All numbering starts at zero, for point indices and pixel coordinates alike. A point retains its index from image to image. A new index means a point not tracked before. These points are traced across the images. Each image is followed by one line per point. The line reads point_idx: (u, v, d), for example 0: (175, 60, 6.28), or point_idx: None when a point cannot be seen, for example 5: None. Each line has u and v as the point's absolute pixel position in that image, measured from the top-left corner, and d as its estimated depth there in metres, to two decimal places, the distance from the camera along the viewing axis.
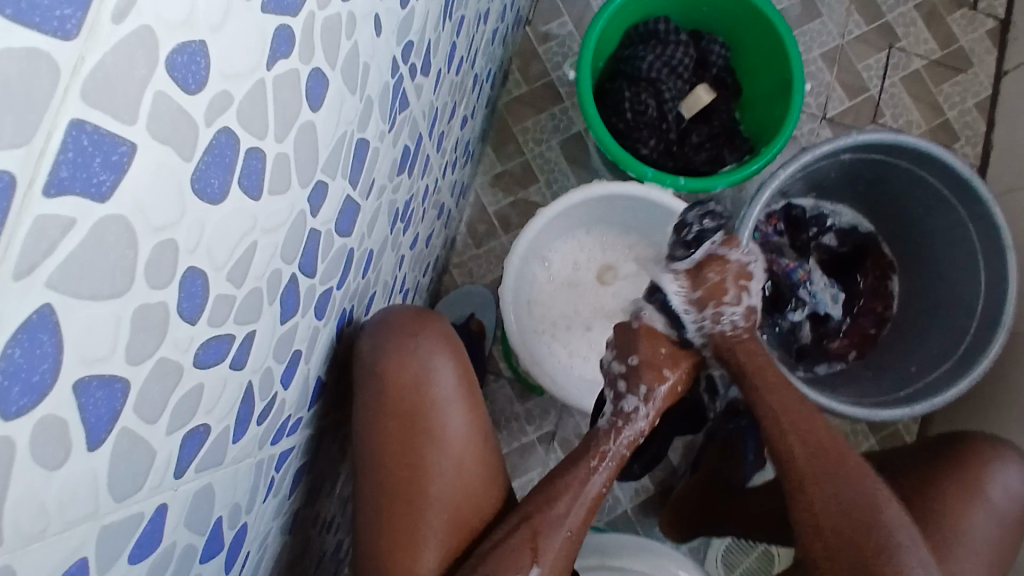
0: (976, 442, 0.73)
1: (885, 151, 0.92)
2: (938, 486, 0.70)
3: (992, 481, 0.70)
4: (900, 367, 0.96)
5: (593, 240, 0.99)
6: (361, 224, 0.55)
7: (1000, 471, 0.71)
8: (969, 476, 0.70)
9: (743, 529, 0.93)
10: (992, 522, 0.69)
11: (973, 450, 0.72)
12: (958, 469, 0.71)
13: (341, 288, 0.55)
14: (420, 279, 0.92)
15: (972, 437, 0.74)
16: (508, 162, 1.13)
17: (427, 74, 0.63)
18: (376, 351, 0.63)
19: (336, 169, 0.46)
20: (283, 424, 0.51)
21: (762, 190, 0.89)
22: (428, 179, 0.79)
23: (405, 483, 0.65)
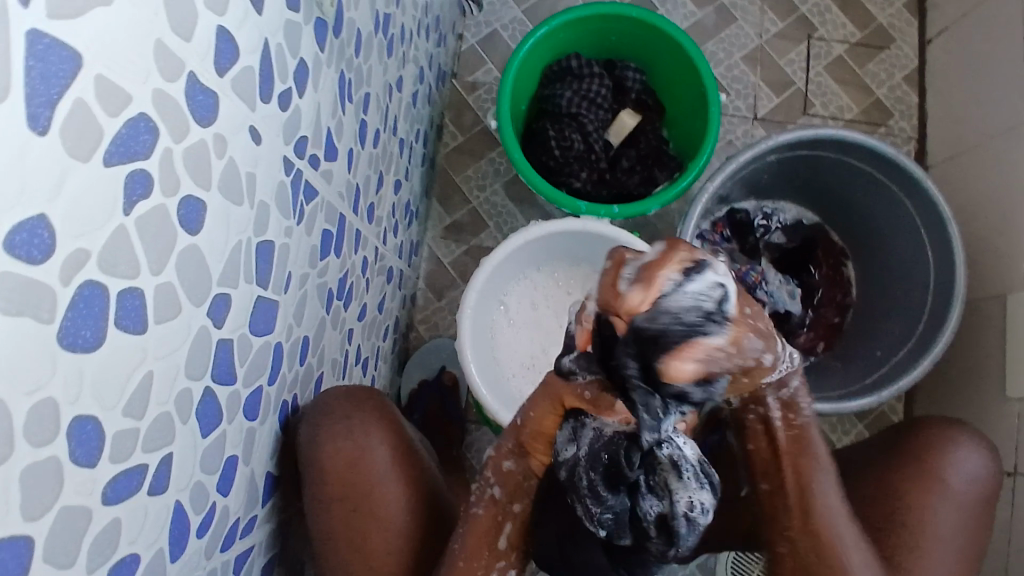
0: (931, 427, 0.75)
1: (810, 146, 0.93)
2: (903, 485, 0.72)
3: (951, 464, 0.72)
4: (867, 352, 0.97)
5: (546, 276, 0.99)
6: (284, 316, 0.57)
7: (956, 455, 0.73)
8: (927, 464, 0.73)
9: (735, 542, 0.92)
10: (957, 509, 0.71)
11: (928, 435, 0.74)
12: (916, 461, 0.73)
13: (274, 383, 0.57)
14: (379, 344, 0.94)
15: (926, 422, 0.76)
16: (455, 213, 1.15)
17: (334, 159, 0.65)
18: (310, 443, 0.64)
19: (237, 276, 0.47)
20: (231, 528, 0.52)
21: (695, 205, 0.90)
22: (365, 250, 0.81)
23: (356, 563, 0.67)
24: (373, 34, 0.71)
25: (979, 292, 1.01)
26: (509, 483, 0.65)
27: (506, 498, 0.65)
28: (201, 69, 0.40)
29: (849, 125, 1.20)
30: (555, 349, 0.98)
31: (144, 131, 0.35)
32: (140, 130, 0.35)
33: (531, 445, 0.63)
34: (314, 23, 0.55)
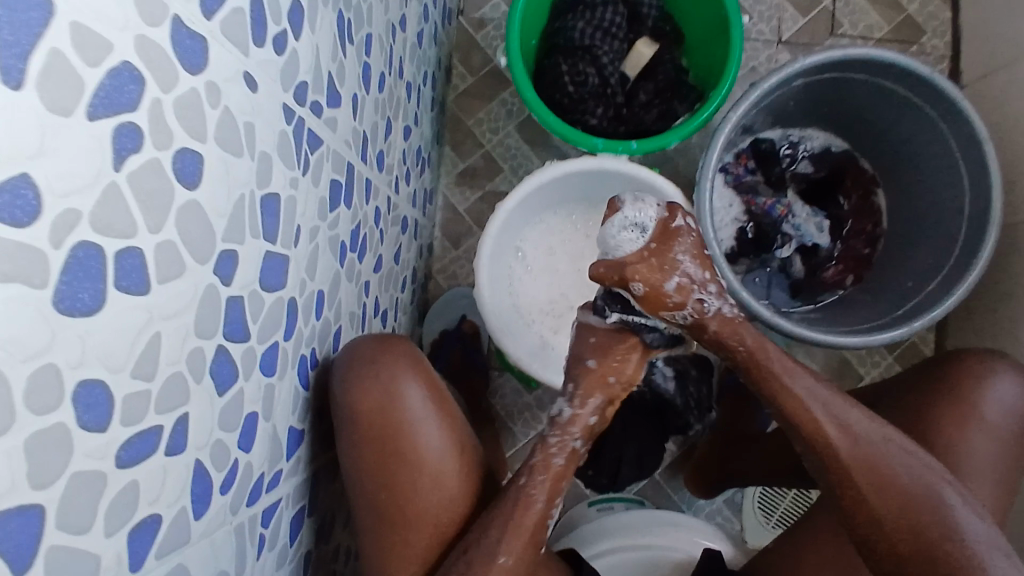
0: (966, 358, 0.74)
1: (839, 68, 0.88)
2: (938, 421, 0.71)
3: (984, 398, 0.71)
4: (897, 283, 0.93)
5: (564, 220, 0.97)
6: (296, 271, 0.55)
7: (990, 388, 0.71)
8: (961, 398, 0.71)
9: (764, 476, 0.91)
10: (1000, 441, 0.70)
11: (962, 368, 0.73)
12: (951, 395, 0.72)
13: (291, 338, 0.56)
14: (398, 296, 0.93)
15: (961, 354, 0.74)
16: (469, 158, 1.12)
17: (337, 105, 0.62)
18: (347, 389, 0.64)
19: (243, 231, 0.46)
20: (256, 484, 0.52)
21: (717, 135, 0.86)
22: (377, 201, 0.79)
23: (390, 504, 0.67)
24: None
25: (1016, 216, 0.96)
26: (587, 432, 0.73)
27: (584, 444, 0.72)
28: (186, 12, 0.37)
29: (878, 45, 1.13)
30: (576, 293, 0.97)
31: (130, 80, 0.34)
32: (126, 79, 0.33)
33: (617, 395, 0.73)
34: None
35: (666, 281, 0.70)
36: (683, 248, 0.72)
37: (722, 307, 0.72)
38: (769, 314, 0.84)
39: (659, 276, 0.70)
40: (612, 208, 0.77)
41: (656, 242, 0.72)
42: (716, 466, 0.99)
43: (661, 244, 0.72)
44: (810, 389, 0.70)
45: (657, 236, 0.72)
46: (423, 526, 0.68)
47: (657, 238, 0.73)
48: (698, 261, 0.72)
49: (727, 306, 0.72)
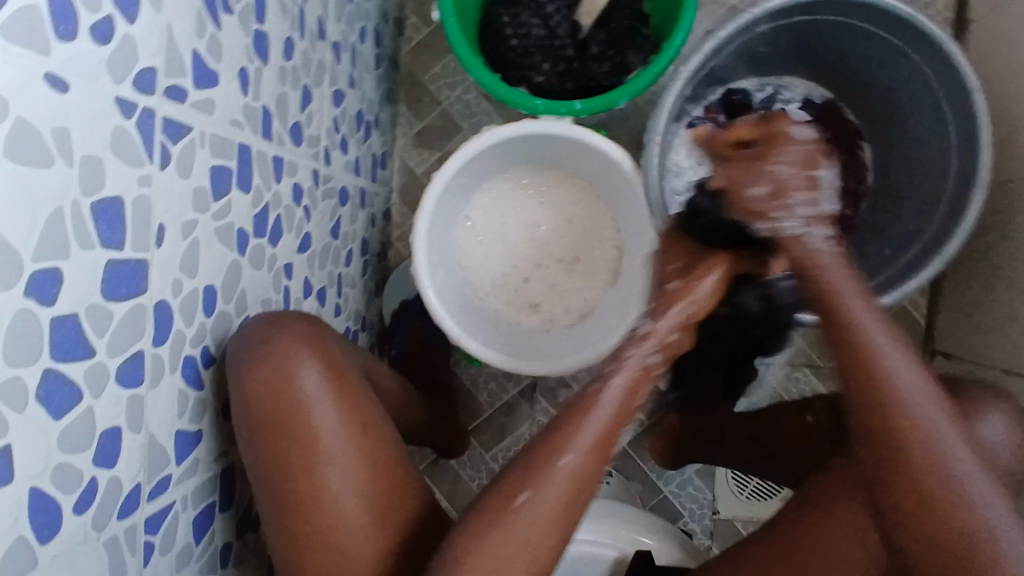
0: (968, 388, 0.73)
1: (810, 11, 0.79)
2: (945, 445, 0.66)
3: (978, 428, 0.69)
4: (875, 250, 0.85)
5: (513, 184, 0.91)
6: (160, 272, 0.52)
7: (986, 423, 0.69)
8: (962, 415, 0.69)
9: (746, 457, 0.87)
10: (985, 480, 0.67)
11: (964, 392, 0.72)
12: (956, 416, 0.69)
13: (163, 343, 0.53)
14: (341, 270, 0.90)
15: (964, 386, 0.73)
16: (426, 116, 1.06)
17: (212, 84, 0.57)
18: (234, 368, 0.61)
19: (67, 243, 0.42)
20: (129, 497, 0.50)
21: (667, 92, 0.78)
22: (297, 177, 0.75)
23: (291, 491, 0.64)
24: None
25: (1017, 173, 0.87)
26: (664, 351, 0.72)
27: (659, 363, 0.71)
28: None
29: None
30: (530, 264, 0.92)
31: None
32: None
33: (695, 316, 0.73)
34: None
35: (752, 185, 0.64)
36: (794, 159, 0.64)
37: (806, 235, 0.64)
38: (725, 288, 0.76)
39: (746, 180, 0.65)
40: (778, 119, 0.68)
41: (759, 143, 0.66)
42: (682, 437, 0.95)
43: (766, 148, 0.65)
44: (875, 322, 0.60)
45: (755, 138, 0.66)
46: (331, 510, 0.65)
47: (762, 139, 0.66)
48: (793, 180, 0.64)
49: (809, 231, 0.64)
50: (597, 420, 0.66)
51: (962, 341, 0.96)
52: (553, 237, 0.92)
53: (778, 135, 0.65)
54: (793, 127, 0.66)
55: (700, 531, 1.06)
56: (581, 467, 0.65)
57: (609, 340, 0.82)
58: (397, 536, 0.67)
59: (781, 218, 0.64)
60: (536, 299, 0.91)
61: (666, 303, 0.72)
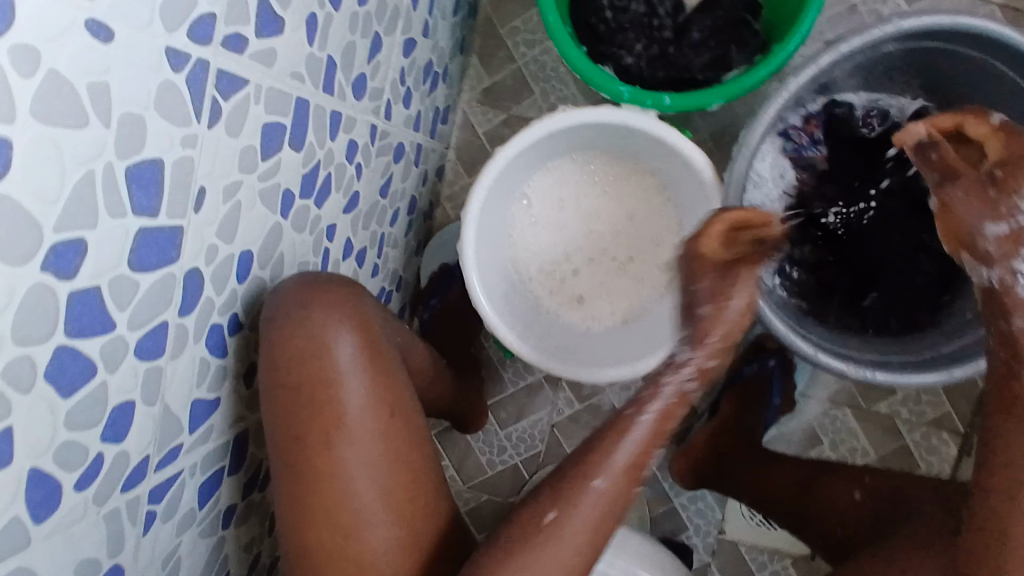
0: None
1: (941, 39, 0.71)
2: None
3: None
4: (956, 310, 0.78)
5: (580, 168, 0.85)
6: (195, 240, 0.48)
7: None
8: None
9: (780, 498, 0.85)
10: None
11: None
12: None
13: (190, 313, 0.50)
14: (385, 230, 0.85)
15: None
16: (497, 73, 0.98)
17: (276, 32, 0.51)
18: (269, 324, 0.58)
19: (96, 212, 0.38)
20: (136, 469, 0.48)
21: (769, 103, 0.70)
22: (353, 133, 0.69)
23: (307, 465, 0.60)
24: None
25: None
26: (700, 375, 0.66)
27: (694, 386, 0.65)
28: None
29: None
30: (582, 256, 0.86)
31: None
32: None
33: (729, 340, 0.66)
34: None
35: (991, 222, 0.60)
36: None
37: None
38: (784, 330, 0.73)
39: (978, 213, 0.60)
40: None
41: (1000, 160, 0.60)
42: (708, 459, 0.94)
43: (1008, 168, 0.59)
44: None
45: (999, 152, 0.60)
46: (347, 493, 0.60)
47: (1009, 151, 0.60)
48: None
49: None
50: (627, 449, 0.63)
51: None
52: (612, 231, 0.86)
53: (1012, 150, 0.60)
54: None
55: (701, 547, 1.04)
56: (609, 494, 0.63)
57: (648, 357, 0.76)
58: (410, 534, 0.62)
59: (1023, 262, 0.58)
60: (582, 294, 0.86)
61: (703, 330, 0.65)
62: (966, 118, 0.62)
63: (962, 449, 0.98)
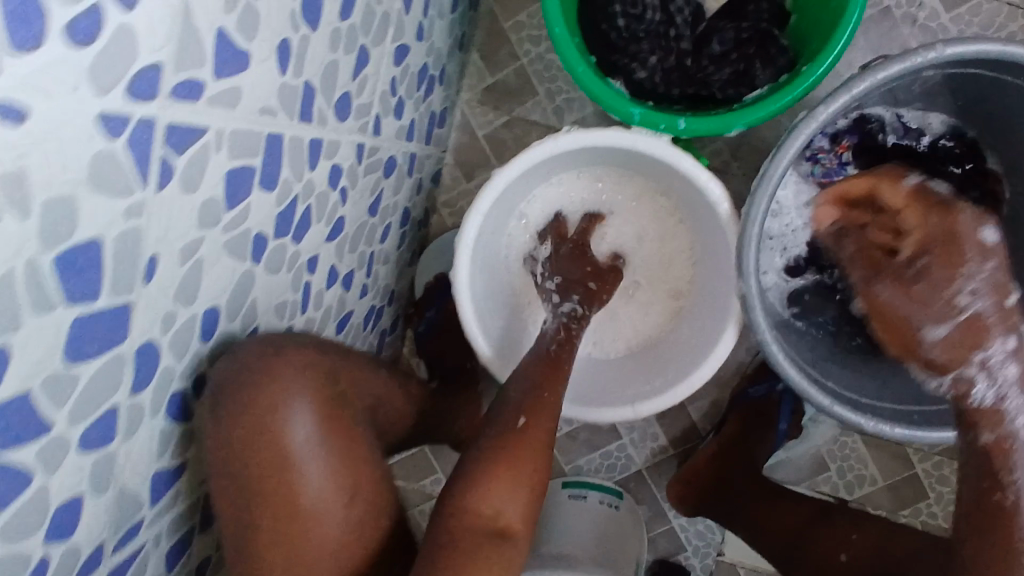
0: None
1: (988, 66, 0.65)
2: None
3: None
4: None
5: (585, 185, 0.80)
6: (147, 313, 0.43)
7: None
8: None
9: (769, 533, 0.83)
10: None
11: None
12: None
13: (145, 390, 0.46)
14: (375, 248, 0.79)
15: None
16: (499, 72, 0.91)
17: (240, 69, 0.45)
18: (214, 423, 0.53)
19: (18, 313, 0.33)
20: (90, 558, 0.45)
21: (795, 132, 0.63)
22: (337, 157, 0.63)
23: (268, 554, 0.57)
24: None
25: None
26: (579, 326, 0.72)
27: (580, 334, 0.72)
28: None
29: None
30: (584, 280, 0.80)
31: None
32: None
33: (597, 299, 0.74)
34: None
35: (932, 324, 0.63)
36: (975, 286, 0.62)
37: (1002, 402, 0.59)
38: (799, 382, 0.68)
39: (918, 312, 0.64)
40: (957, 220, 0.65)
41: (920, 244, 0.65)
42: (706, 484, 0.89)
43: (930, 256, 0.64)
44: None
45: (911, 220, 0.67)
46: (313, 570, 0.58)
47: (928, 231, 0.65)
48: (978, 313, 0.61)
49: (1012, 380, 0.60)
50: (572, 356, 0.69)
51: None
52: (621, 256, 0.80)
53: (929, 224, 0.65)
54: (964, 219, 0.65)
55: (699, 569, 1.01)
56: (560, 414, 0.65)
57: (650, 398, 0.71)
58: None
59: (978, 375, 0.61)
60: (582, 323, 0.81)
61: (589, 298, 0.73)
62: (879, 185, 0.71)
63: None
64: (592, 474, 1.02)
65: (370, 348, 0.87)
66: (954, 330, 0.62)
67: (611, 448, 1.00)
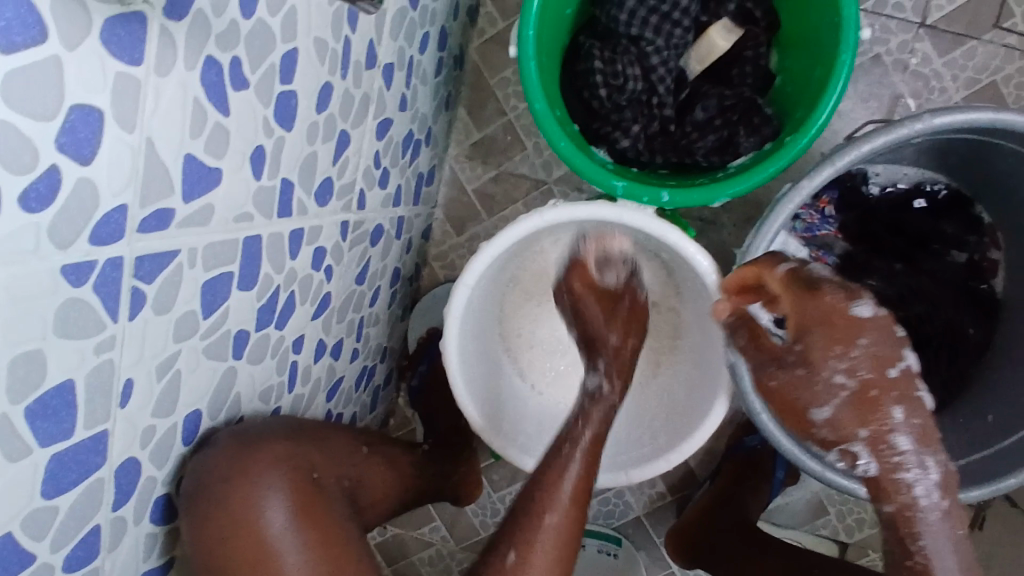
0: None
1: (986, 133, 0.66)
2: None
3: None
4: (976, 416, 0.76)
5: (558, 251, 0.79)
6: (125, 432, 0.45)
7: None
8: None
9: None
10: None
11: None
12: None
13: (124, 505, 0.47)
14: (364, 313, 0.80)
15: None
16: (487, 127, 0.92)
17: (212, 185, 0.46)
18: (191, 515, 0.52)
19: None
20: None
21: (781, 206, 0.64)
22: (320, 239, 0.63)
23: None
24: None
25: None
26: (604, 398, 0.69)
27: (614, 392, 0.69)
28: None
29: None
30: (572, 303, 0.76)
31: None
32: None
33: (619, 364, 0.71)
34: (114, 21, 0.34)
35: (814, 406, 0.54)
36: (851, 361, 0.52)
37: (909, 466, 0.51)
38: (794, 451, 0.67)
39: (806, 395, 0.55)
40: (848, 295, 0.53)
41: (796, 330, 0.54)
42: (694, 527, 0.90)
43: (808, 342, 0.53)
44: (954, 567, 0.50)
45: (786, 305, 0.55)
46: None
47: (804, 316, 0.54)
48: (858, 387, 0.52)
49: (916, 450, 0.52)
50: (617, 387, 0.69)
51: None
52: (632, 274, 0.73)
53: (804, 310, 0.53)
54: (837, 292, 0.53)
55: None
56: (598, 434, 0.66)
57: (644, 465, 0.72)
58: None
59: (873, 452, 0.53)
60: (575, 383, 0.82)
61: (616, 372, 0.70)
62: (762, 270, 0.57)
63: (973, 522, 1.00)
64: (590, 521, 1.02)
65: (362, 407, 0.87)
66: (838, 404, 0.53)
67: (608, 495, 1.00)
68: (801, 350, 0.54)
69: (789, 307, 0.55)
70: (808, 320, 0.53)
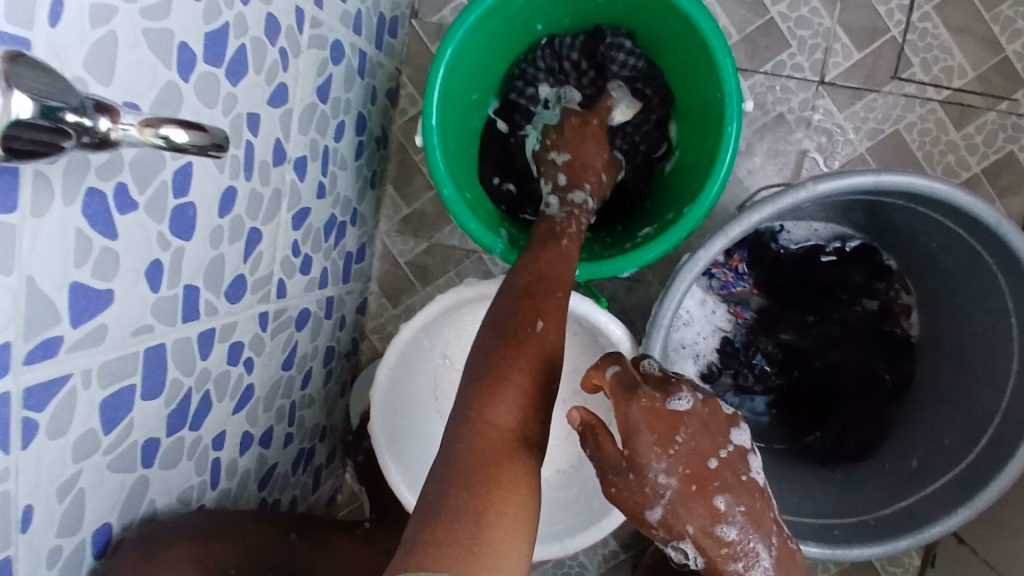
0: None
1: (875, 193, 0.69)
2: None
3: None
4: (900, 459, 0.77)
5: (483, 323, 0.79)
6: (29, 556, 0.45)
7: None
8: None
9: None
10: None
11: None
12: None
13: None
14: (295, 397, 0.80)
15: None
16: (415, 202, 0.94)
17: (104, 306, 0.47)
18: None
19: None
20: None
21: (682, 271, 0.67)
22: (234, 335, 0.64)
23: None
24: (185, 87, 0.48)
25: None
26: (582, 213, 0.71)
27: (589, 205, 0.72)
28: None
29: (944, 103, 0.93)
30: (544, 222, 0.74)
31: None
32: None
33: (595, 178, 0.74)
34: None
35: (646, 508, 0.52)
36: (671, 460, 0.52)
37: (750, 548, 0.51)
38: None
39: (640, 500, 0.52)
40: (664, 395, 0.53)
41: (625, 434, 0.52)
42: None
43: (634, 445, 0.52)
44: None
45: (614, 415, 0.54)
46: None
47: (630, 420, 0.52)
48: (680, 484, 0.51)
49: (743, 537, 0.51)
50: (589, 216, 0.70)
51: (979, 528, 0.93)
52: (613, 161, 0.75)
53: (626, 414, 0.52)
54: (653, 395, 0.53)
55: None
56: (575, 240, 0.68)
57: (577, 533, 0.75)
58: None
59: (707, 546, 0.51)
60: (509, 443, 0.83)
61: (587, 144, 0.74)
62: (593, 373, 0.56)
63: (925, 560, 1.01)
64: None
65: (303, 490, 0.87)
66: (667, 504, 0.51)
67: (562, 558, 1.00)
68: (632, 457, 0.52)
69: (618, 419, 0.53)
70: (637, 426, 0.52)
